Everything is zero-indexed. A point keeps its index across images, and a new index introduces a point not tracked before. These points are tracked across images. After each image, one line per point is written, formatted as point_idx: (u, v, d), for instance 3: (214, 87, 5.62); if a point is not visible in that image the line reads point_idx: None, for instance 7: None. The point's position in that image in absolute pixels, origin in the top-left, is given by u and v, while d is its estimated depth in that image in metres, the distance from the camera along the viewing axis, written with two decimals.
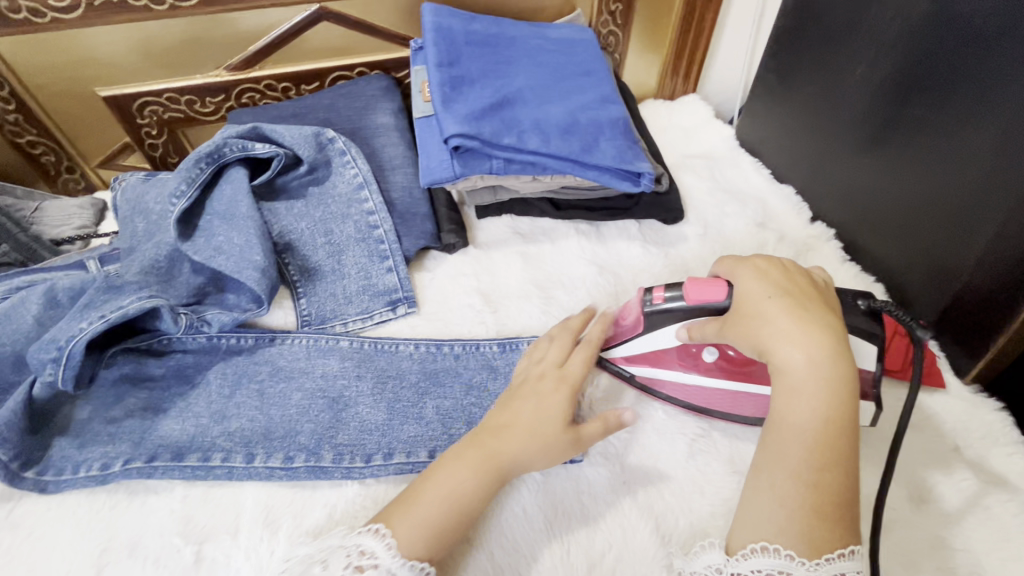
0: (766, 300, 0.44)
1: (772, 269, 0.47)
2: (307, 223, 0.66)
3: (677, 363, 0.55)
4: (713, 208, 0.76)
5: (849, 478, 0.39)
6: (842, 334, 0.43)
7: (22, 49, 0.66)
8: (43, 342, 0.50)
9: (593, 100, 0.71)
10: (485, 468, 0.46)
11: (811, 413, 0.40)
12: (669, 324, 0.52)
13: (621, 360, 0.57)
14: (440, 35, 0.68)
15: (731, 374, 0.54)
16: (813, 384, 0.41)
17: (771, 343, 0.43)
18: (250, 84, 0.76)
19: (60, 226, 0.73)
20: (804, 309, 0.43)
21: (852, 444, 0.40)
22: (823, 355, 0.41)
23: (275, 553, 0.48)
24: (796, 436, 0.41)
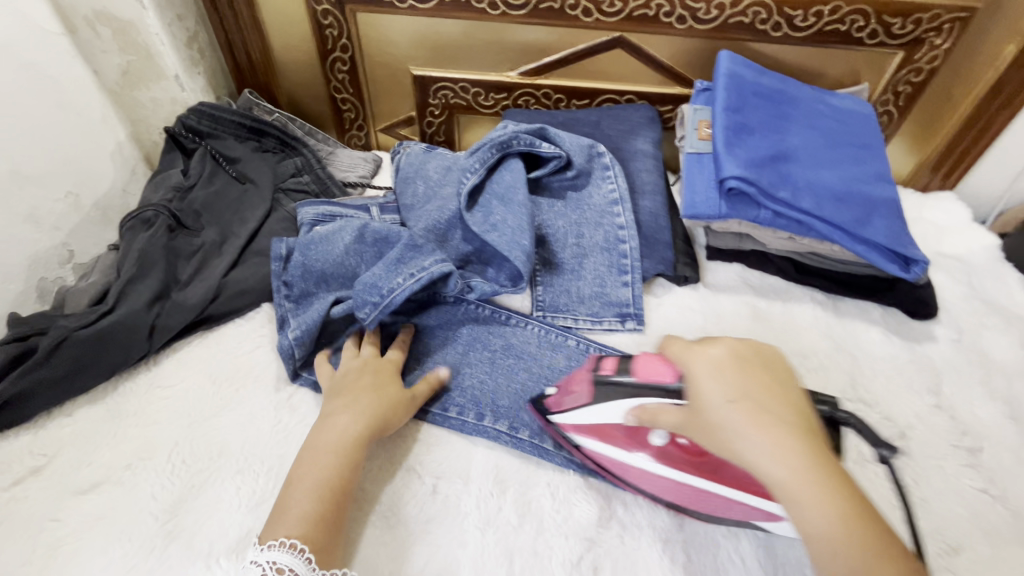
0: (728, 409, 0.39)
1: (731, 364, 0.41)
2: (563, 222, 0.72)
3: (624, 440, 0.49)
4: (968, 316, 0.70)
5: (889, 544, 0.36)
6: (801, 419, 0.39)
7: (371, 24, 0.79)
8: (368, 285, 0.60)
9: (868, 175, 0.68)
10: (342, 451, 0.49)
11: (811, 511, 0.36)
12: (620, 399, 0.48)
13: (570, 428, 0.52)
14: (732, 81, 0.71)
15: (683, 464, 0.47)
16: (809, 487, 0.36)
17: (745, 454, 0.38)
18: (530, 89, 0.84)
19: (347, 170, 0.86)
20: (767, 412, 0.39)
21: (868, 513, 0.36)
22: (796, 454, 0.37)
23: (501, 510, 0.51)
24: (818, 538, 0.36)
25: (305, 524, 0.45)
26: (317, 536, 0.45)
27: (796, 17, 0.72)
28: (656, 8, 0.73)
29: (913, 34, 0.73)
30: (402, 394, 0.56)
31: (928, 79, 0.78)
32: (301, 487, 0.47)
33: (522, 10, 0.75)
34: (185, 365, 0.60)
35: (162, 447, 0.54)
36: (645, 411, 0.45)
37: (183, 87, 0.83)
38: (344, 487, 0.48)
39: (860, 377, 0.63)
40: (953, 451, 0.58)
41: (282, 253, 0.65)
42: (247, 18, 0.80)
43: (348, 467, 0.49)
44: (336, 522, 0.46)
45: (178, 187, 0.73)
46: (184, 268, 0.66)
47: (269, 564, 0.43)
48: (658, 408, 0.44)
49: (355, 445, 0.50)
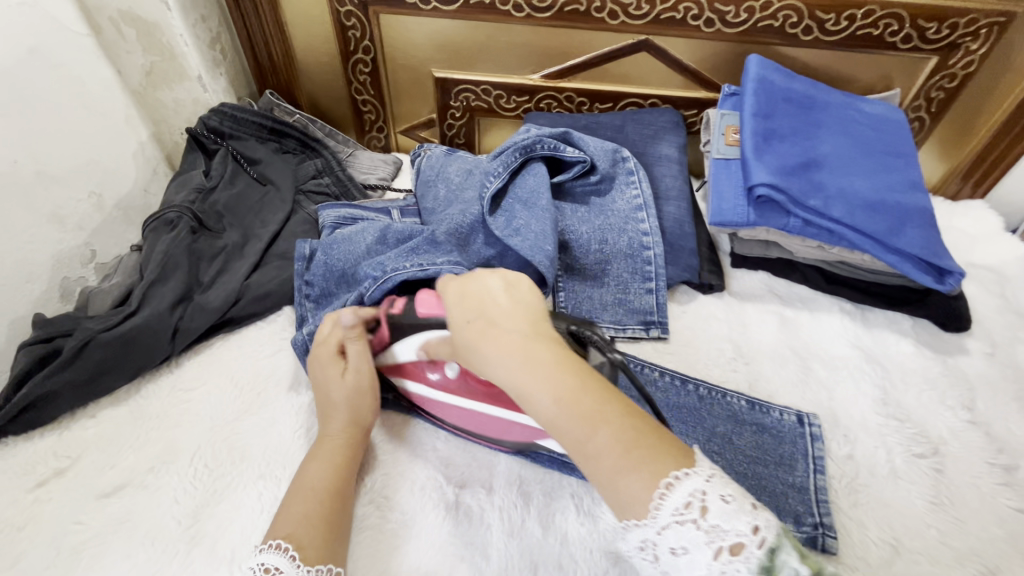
0: (465, 329, 0.43)
1: (476, 294, 0.45)
2: (587, 227, 0.70)
3: (422, 374, 0.54)
4: (1002, 329, 0.69)
5: (625, 424, 0.37)
6: (532, 329, 0.42)
7: (394, 26, 0.78)
8: (375, 262, 0.60)
9: (901, 183, 0.67)
10: (328, 456, 0.50)
11: (538, 396, 0.38)
12: (406, 341, 0.53)
13: (388, 369, 0.56)
14: (762, 86, 0.70)
15: (480, 394, 0.51)
16: (536, 383, 0.38)
17: (478, 363, 0.42)
18: (553, 92, 0.83)
19: (367, 172, 0.85)
20: (489, 322, 0.43)
21: (608, 399, 0.38)
22: (513, 355, 0.40)
23: (525, 523, 0.50)
24: (558, 431, 0.38)
25: (300, 523, 0.44)
26: (311, 540, 0.43)
27: (828, 22, 0.71)
28: (683, 12, 0.72)
29: (949, 39, 0.72)
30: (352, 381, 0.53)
31: (961, 85, 0.76)
32: (299, 493, 0.47)
33: (546, 13, 0.74)
34: (207, 367, 0.60)
35: (185, 450, 0.54)
36: (429, 346, 0.51)
37: (206, 87, 0.83)
38: (337, 495, 0.48)
39: (890, 390, 0.62)
40: (989, 469, 0.56)
41: (304, 254, 0.64)
42: (271, 19, 0.79)
43: (336, 470, 0.49)
44: (335, 530, 0.45)
45: (201, 188, 0.73)
46: (206, 269, 0.66)
47: (259, 566, 0.41)
48: (437, 342, 0.50)
49: (347, 453, 0.51)
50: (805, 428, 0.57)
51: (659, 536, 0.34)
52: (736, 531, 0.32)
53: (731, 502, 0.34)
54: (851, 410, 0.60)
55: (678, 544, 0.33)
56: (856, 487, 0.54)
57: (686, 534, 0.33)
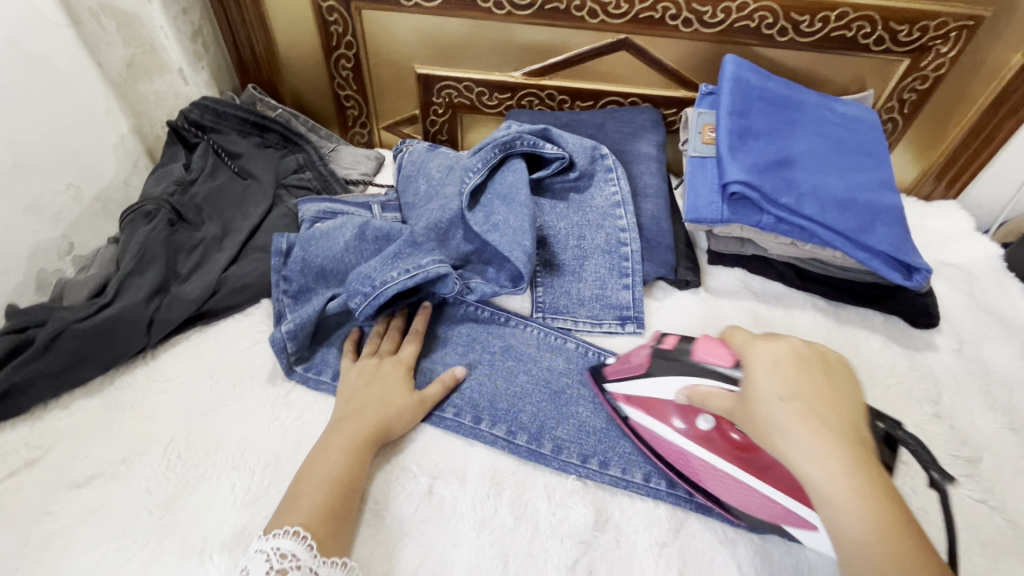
0: (778, 407, 0.41)
1: (767, 366, 0.43)
2: (565, 223, 0.71)
3: (668, 417, 0.52)
4: (969, 326, 0.70)
5: (917, 554, 0.36)
6: (846, 424, 0.40)
7: (376, 21, 0.79)
8: (361, 276, 0.60)
9: (872, 183, 0.68)
10: (349, 448, 0.50)
11: (852, 518, 0.37)
12: (672, 379, 0.50)
13: (622, 400, 0.55)
14: (738, 85, 0.71)
15: (721, 449, 0.49)
16: (842, 489, 0.37)
17: (788, 452, 0.39)
18: (534, 90, 0.84)
19: (350, 168, 0.85)
20: (816, 416, 0.39)
21: (902, 522, 0.37)
22: (839, 459, 0.38)
23: (497, 512, 0.51)
24: (849, 542, 0.37)
25: (314, 514, 0.45)
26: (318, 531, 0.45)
27: (802, 23, 0.72)
28: (662, 11, 0.73)
29: (920, 42, 0.73)
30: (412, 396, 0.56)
31: (934, 87, 0.78)
32: (317, 482, 0.48)
33: (527, 11, 0.75)
34: (182, 359, 0.60)
35: (159, 441, 0.54)
36: (696, 391, 0.47)
37: (187, 80, 0.84)
38: (353, 485, 0.49)
39: (859, 385, 0.63)
40: (952, 461, 0.57)
41: (281, 249, 0.64)
42: (253, 13, 0.80)
43: (354, 463, 0.50)
44: (344, 523, 0.47)
45: (180, 181, 0.73)
46: (184, 262, 0.66)
47: (274, 550, 0.42)
48: (709, 391, 0.46)
49: (365, 442, 0.51)
50: None
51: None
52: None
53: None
54: None
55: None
56: None
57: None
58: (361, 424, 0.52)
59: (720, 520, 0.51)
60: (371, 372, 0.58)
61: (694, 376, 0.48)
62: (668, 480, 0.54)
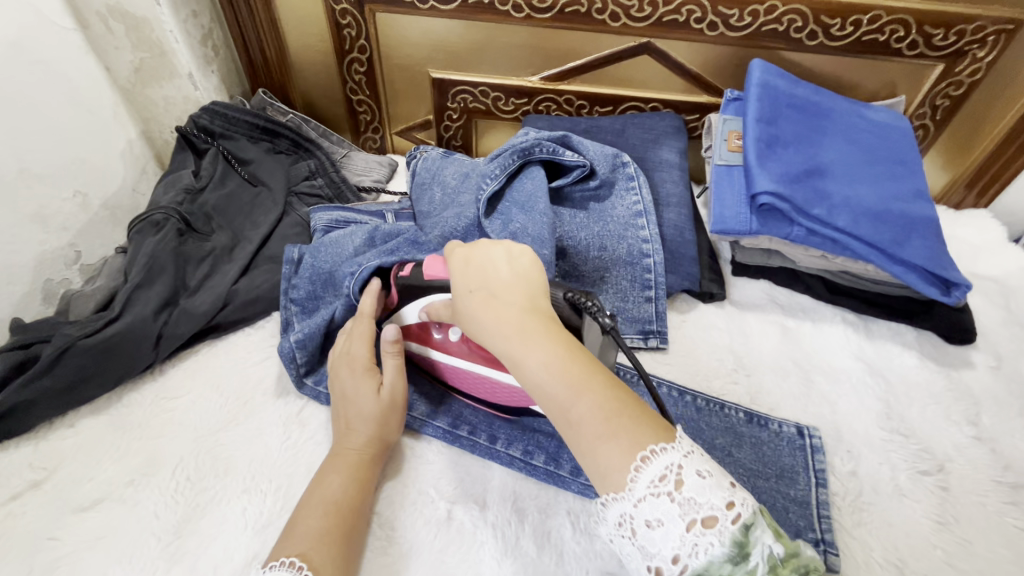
0: (471, 298, 0.42)
1: (480, 263, 0.45)
2: (586, 234, 0.68)
3: (430, 337, 0.55)
4: (1007, 342, 0.67)
5: (612, 391, 0.37)
6: (524, 296, 0.42)
7: (390, 24, 0.76)
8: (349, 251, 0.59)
9: (907, 193, 0.65)
10: (346, 469, 0.48)
11: (542, 368, 0.37)
12: (413, 302, 0.54)
13: (394, 329, 0.59)
14: (765, 91, 0.69)
15: (477, 357, 0.52)
16: (520, 343, 0.38)
17: (475, 328, 0.41)
18: (552, 95, 0.82)
19: (362, 174, 0.83)
20: (526, 299, 0.41)
21: (598, 368, 0.38)
22: (513, 320, 0.39)
23: (519, 541, 0.48)
24: (542, 397, 0.37)
25: (317, 540, 0.43)
26: (324, 562, 0.42)
27: (833, 27, 0.70)
28: (686, 15, 0.70)
29: (955, 46, 0.70)
30: (382, 404, 0.52)
31: (968, 92, 0.75)
32: (318, 505, 0.46)
33: (547, 14, 0.72)
34: (191, 376, 0.58)
35: (166, 462, 0.52)
36: (431, 308, 0.52)
37: (197, 85, 0.82)
38: (355, 510, 0.47)
39: (894, 404, 0.60)
40: (996, 487, 0.54)
41: (292, 257, 0.62)
42: (264, 16, 0.78)
43: (355, 487, 0.48)
44: (348, 552, 0.44)
45: (189, 189, 0.71)
46: (193, 273, 0.64)
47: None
48: (438, 304, 0.50)
49: (365, 464, 0.49)
50: (805, 439, 0.56)
51: (636, 508, 0.33)
52: (711, 504, 0.32)
53: (708, 477, 0.33)
54: (855, 424, 0.59)
55: (653, 517, 0.33)
56: (860, 506, 0.53)
57: (662, 505, 0.33)
58: (356, 448, 0.50)
59: None
60: (341, 386, 0.53)
61: (426, 294, 0.52)
62: None
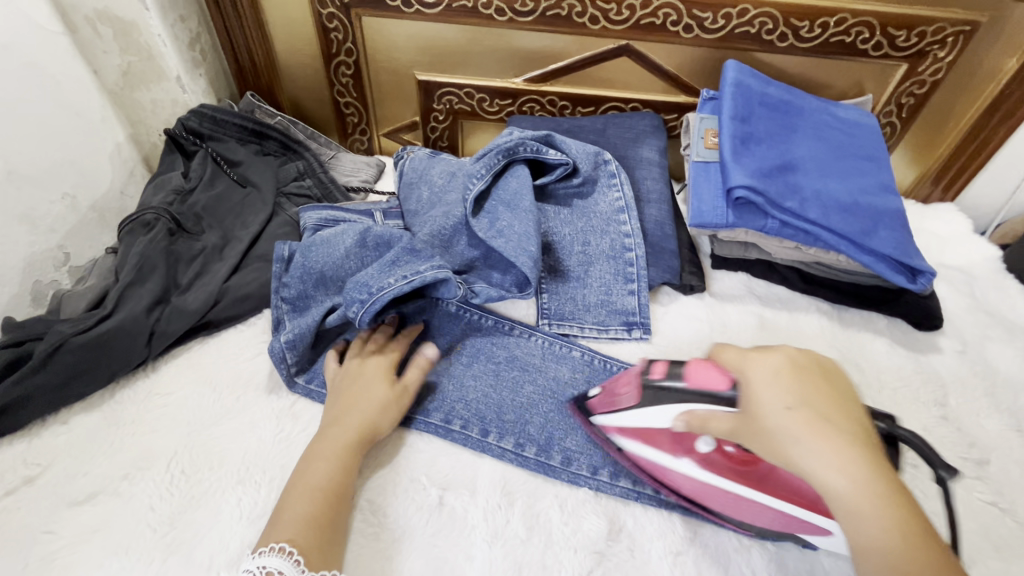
0: (784, 414, 0.39)
1: (761, 371, 0.42)
2: (570, 229, 0.71)
3: (669, 446, 0.50)
4: (972, 327, 0.71)
5: (940, 551, 0.34)
6: (860, 431, 0.39)
7: (376, 28, 0.78)
8: (358, 284, 0.58)
9: (874, 186, 0.69)
10: (336, 455, 0.50)
11: (877, 529, 0.35)
12: (672, 404, 0.48)
13: (616, 430, 0.53)
14: (739, 90, 0.71)
15: (722, 472, 0.47)
16: (866, 496, 0.36)
17: (799, 460, 0.38)
18: (536, 96, 0.84)
19: (350, 175, 0.85)
20: (825, 421, 0.38)
21: (909, 516, 0.35)
22: (841, 455, 0.37)
23: (508, 523, 0.50)
24: (882, 557, 0.34)
25: (305, 526, 0.44)
26: (312, 547, 0.43)
27: (802, 29, 0.73)
28: (662, 17, 0.73)
29: (917, 47, 0.74)
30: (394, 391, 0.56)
31: (931, 91, 0.79)
32: (301, 493, 0.47)
33: (529, 17, 0.75)
34: (182, 372, 0.59)
35: (161, 456, 0.52)
36: (694, 416, 0.46)
37: (185, 88, 0.83)
38: (340, 493, 0.48)
39: (866, 388, 0.63)
40: (961, 464, 0.57)
41: (283, 256, 0.63)
42: (251, 18, 0.79)
43: (342, 472, 0.49)
44: (332, 534, 0.45)
45: (178, 190, 0.72)
46: (184, 271, 0.65)
47: (260, 569, 0.41)
48: (706, 413, 0.45)
49: (352, 449, 0.51)
50: None
51: None
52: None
53: None
54: None
55: None
56: None
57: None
58: (347, 429, 0.52)
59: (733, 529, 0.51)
60: (354, 378, 0.57)
61: (687, 402, 0.46)
62: None
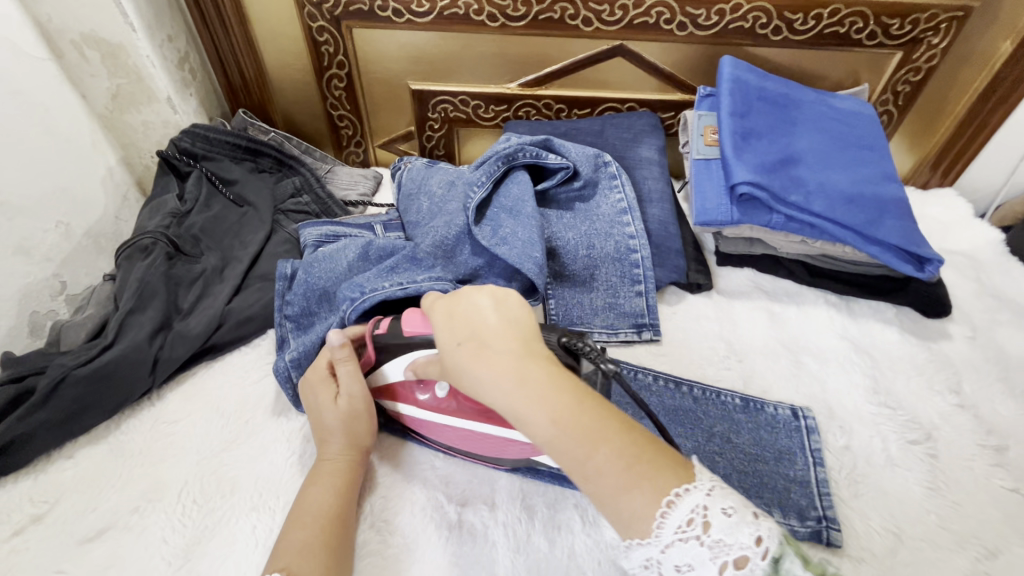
0: (456, 348, 0.41)
1: (461, 308, 0.43)
2: (573, 233, 0.69)
3: (428, 399, 0.52)
4: (980, 312, 0.70)
5: (635, 438, 0.37)
6: (525, 343, 0.40)
7: (367, 40, 0.77)
8: (352, 284, 0.59)
9: (877, 176, 0.68)
10: (329, 476, 0.49)
11: (538, 423, 0.36)
12: (400, 359, 0.51)
13: (400, 406, 0.54)
14: (737, 86, 0.71)
15: (467, 411, 0.50)
16: (519, 398, 0.37)
17: (472, 384, 0.39)
18: (531, 101, 0.83)
19: (347, 188, 0.84)
20: (487, 346, 0.40)
21: (611, 416, 0.38)
22: (495, 366, 0.38)
23: (530, 537, 0.49)
24: (558, 451, 0.36)
25: (301, 553, 0.42)
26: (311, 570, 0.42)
27: (795, 21, 0.73)
28: (656, 16, 0.73)
29: (911, 34, 0.74)
30: (351, 405, 0.51)
31: (926, 78, 0.79)
32: (300, 518, 0.45)
33: (521, 22, 0.74)
34: (189, 399, 0.58)
35: (171, 486, 0.51)
36: (417, 364, 0.50)
37: (176, 109, 0.81)
38: (339, 517, 0.46)
39: (880, 379, 0.63)
40: (981, 451, 0.57)
41: (286, 273, 0.62)
42: (240, 34, 0.78)
43: (340, 496, 0.48)
44: (336, 557, 0.44)
45: (174, 212, 0.71)
46: (185, 295, 0.64)
47: None
48: (424, 361, 0.49)
49: (345, 472, 0.50)
50: (800, 421, 0.58)
51: (665, 555, 0.33)
52: (740, 544, 0.32)
53: (734, 515, 0.33)
54: (844, 402, 0.61)
55: (683, 563, 0.33)
56: (856, 478, 0.55)
57: (691, 551, 0.33)
58: (331, 451, 0.51)
59: None
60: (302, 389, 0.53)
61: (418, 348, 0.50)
62: None
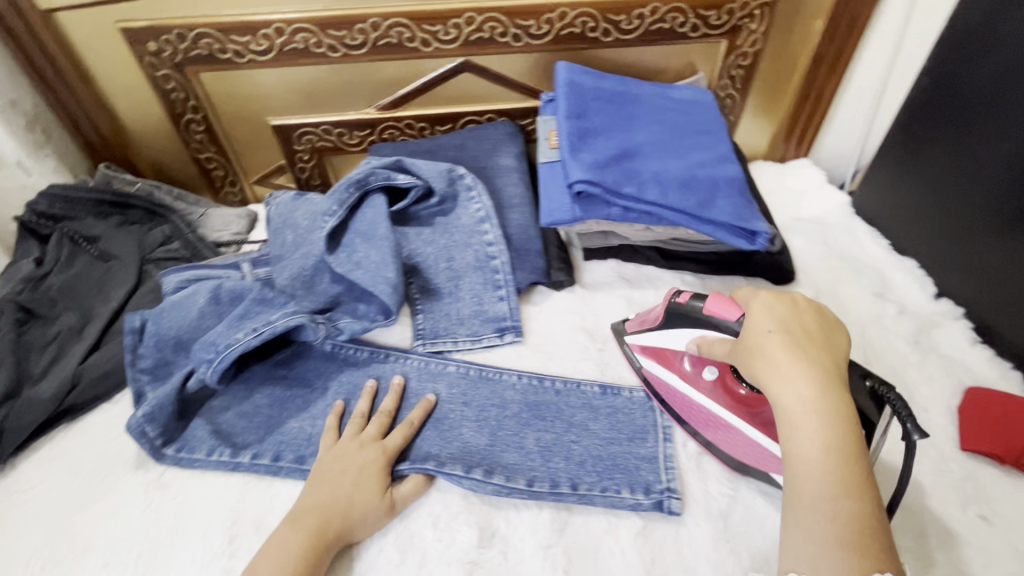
0: (767, 335, 0.46)
1: (757, 307, 0.49)
2: (432, 248, 0.72)
3: (677, 368, 0.59)
4: (823, 273, 0.75)
5: (863, 502, 0.39)
6: (836, 368, 0.44)
7: (216, 82, 0.78)
8: (206, 344, 0.59)
9: (711, 158, 0.72)
10: (303, 548, 0.48)
11: (813, 445, 0.41)
12: (685, 330, 0.56)
13: (637, 349, 0.63)
14: (572, 90, 0.74)
15: (724, 399, 0.56)
16: (812, 417, 0.41)
17: (768, 377, 0.44)
18: (393, 122, 0.85)
19: (221, 229, 0.84)
20: (800, 347, 0.44)
21: (844, 456, 0.40)
22: (811, 383, 0.42)
23: (383, 552, 0.51)
24: (807, 469, 0.40)
25: None
26: None
27: (621, 22, 0.76)
28: (490, 31, 0.76)
29: (730, 23, 0.79)
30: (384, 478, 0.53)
31: (756, 61, 0.84)
32: None
33: (360, 50, 0.76)
34: (41, 465, 0.58)
35: (20, 556, 0.51)
36: (706, 341, 0.54)
37: (30, 171, 0.80)
38: None
39: None
40: None
41: (134, 326, 0.62)
42: (85, 89, 0.78)
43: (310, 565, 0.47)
44: None
45: (29, 278, 0.71)
46: (37, 360, 0.63)
47: None
48: (714, 340, 0.53)
49: (326, 540, 0.48)
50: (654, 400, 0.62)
51: None
52: None
53: None
54: None
55: None
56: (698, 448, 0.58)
57: None
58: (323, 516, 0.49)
59: (603, 509, 0.53)
60: (338, 460, 0.54)
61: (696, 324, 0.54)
62: (551, 482, 0.55)
